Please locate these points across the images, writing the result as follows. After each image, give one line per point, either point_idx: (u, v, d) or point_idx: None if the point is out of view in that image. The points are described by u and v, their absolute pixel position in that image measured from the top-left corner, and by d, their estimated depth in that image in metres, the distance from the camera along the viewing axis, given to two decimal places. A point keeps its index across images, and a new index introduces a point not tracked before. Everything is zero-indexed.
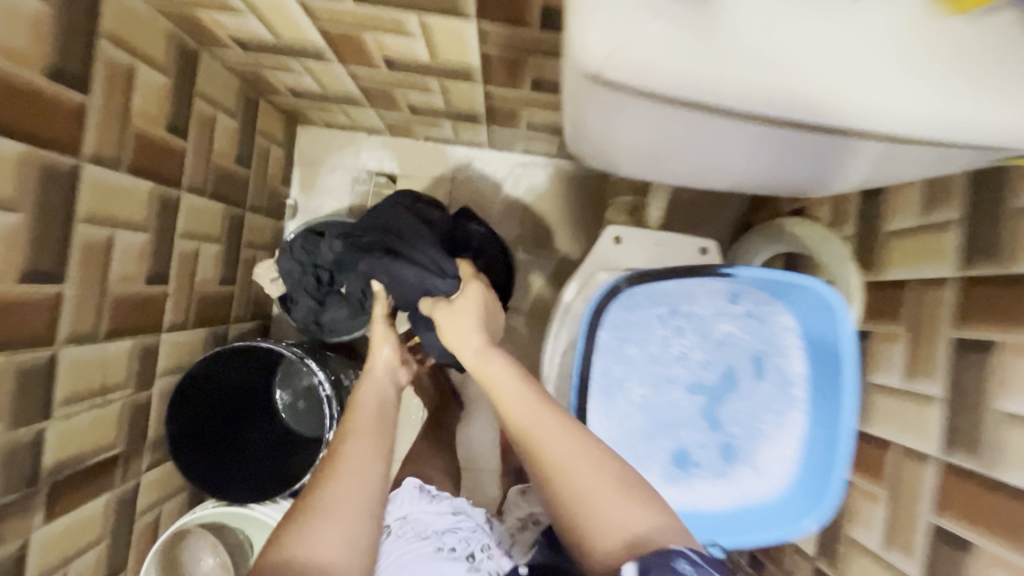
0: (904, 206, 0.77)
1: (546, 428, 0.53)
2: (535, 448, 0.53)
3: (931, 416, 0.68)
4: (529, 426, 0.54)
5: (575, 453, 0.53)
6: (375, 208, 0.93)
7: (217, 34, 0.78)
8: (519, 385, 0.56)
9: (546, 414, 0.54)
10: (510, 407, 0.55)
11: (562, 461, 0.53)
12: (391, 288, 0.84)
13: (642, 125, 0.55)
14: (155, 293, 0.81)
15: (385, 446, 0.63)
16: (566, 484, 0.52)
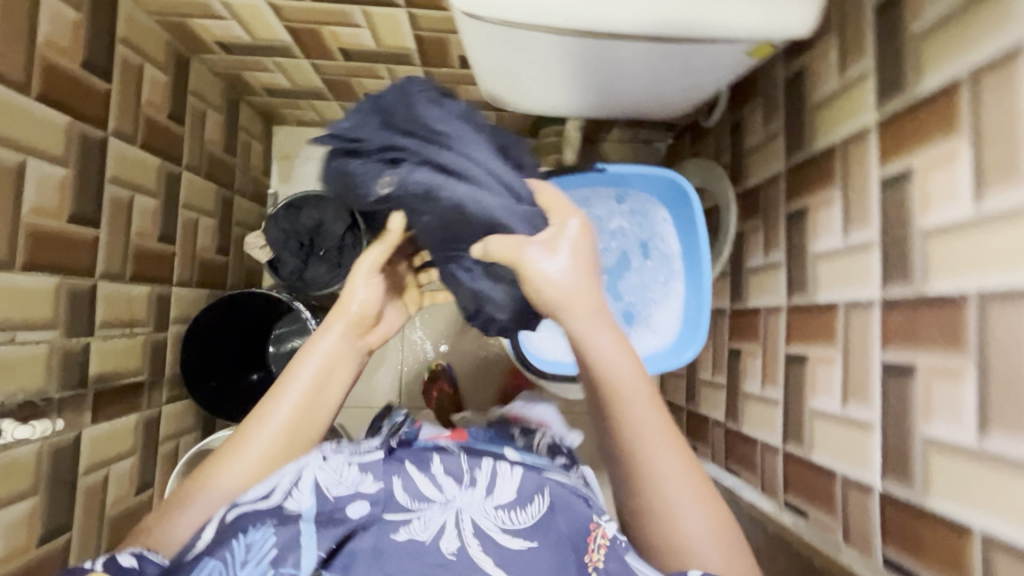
0: (753, 128, 1.00)
1: (656, 444, 0.59)
2: (642, 461, 0.59)
3: (779, 275, 0.89)
4: (641, 440, 0.59)
5: (672, 478, 0.59)
6: (377, 104, 0.62)
7: (205, 39, 0.98)
8: (642, 400, 0.59)
9: (662, 434, 0.59)
10: (633, 430, 0.59)
11: (666, 490, 0.58)
12: (445, 218, 0.61)
13: (531, 64, 0.72)
14: (165, 250, 0.99)
15: (324, 396, 0.67)
16: (659, 502, 0.58)
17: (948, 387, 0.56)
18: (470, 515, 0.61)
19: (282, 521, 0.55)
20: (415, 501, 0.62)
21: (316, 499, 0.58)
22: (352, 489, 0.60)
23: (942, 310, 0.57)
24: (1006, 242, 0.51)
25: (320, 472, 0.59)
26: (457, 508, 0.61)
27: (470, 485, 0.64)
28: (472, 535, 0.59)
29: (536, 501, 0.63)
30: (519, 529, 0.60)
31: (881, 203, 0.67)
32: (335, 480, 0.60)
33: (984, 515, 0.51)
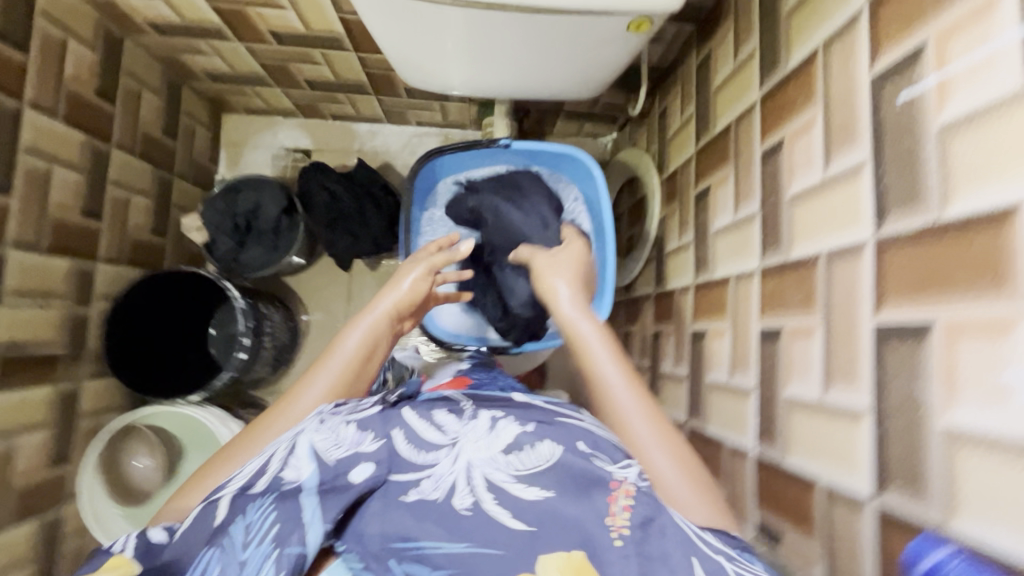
0: (674, 115, 1.02)
1: (622, 383, 0.61)
2: (606, 397, 0.61)
3: (688, 255, 0.91)
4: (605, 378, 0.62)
5: (636, 412, 0.59)
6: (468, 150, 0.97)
7: (135, 18, 1.00)
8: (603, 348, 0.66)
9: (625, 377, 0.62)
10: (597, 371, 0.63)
11: (634, 423, 0.58)
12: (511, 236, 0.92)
13: (430, 34, 0.73)
14: (89, 225, 1.00)
15: (374, 360, 0.70)
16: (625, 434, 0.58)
17: (803, 346, 0.57)
18: (480, 467, 0.50)
19: (279, 493, 0.46)
20: (420, 454, 0.51)
21: (316, 466, 0.48)
22: (352, 449, 0.50)
23: (800, 272, 0.59)
24: (845, 200, 0.52)
25: (317, 436, 0.50)
26: (465, 459, 0.51)
27: (471, 424, 0.54)
28: (484, 489, 0.48)
29: (549, 444, 0.52)
30: (531, 476, 0.50)
31: (761, 175, 0.69)
32: (334, 442, 0.50)
33: (824, 467, 0.52)
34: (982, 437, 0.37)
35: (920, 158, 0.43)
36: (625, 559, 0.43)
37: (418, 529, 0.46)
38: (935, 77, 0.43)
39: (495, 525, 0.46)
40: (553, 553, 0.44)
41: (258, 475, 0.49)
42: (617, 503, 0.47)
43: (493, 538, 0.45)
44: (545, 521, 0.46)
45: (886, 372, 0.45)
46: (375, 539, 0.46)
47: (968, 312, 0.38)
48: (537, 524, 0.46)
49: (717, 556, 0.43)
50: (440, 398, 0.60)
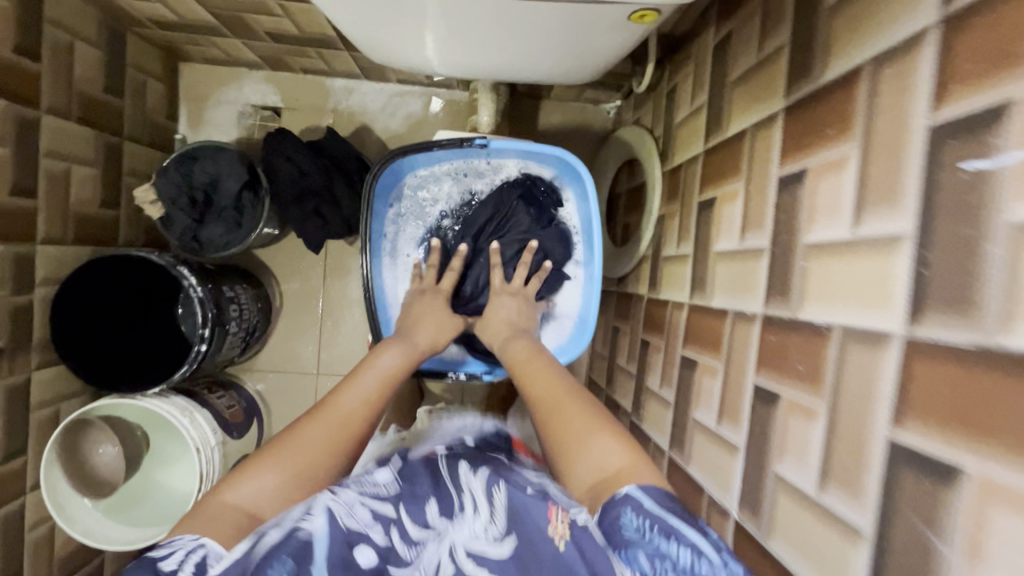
0: (682, 99, 0.89)
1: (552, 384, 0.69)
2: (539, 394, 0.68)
3: (684, 269, 0.81)
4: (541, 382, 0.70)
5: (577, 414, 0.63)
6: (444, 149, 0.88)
7: None
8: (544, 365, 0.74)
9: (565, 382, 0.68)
10: (533, 378, 0.71)
11: (566, 410, 0.64)
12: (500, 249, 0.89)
13: (386, 7, 0.58)
14: (23, 205, 0.90)
15: (355, 421, 0.65)
16: (553, 412, 0.64)
17: (801, 425, 0.50)
18: (464, 542, 0.51)
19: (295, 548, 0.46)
20: (411, 547, 0.51)
21: (329, 523, 0.49)
22: (363, 527, 0.51)
23: (808, 339, 0.50)
24: (873, 274, 0.43)
25: (332, 502, 0.52)
26: (450, 539, 0.51)
27: (461, 514, 0.54)
28: (465, 557, 0.49)
29: (500, 492, 0.55)
30: (506, 530, 0.51)
31: (774, 205, 0.58)
32: (347, 511, 0.52)
33: (809, 570, 0.47)
34: None
35: (981, 258, 0.34)
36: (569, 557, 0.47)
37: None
38: (1020, 153, 0.32)
39: None
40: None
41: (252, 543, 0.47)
42: (557, 516, 0.51)
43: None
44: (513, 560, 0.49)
45: (895, 502, 0.39)
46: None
47: (1009, 475, 0.31)
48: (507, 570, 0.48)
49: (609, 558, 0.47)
50: (429, 469, 0.62)
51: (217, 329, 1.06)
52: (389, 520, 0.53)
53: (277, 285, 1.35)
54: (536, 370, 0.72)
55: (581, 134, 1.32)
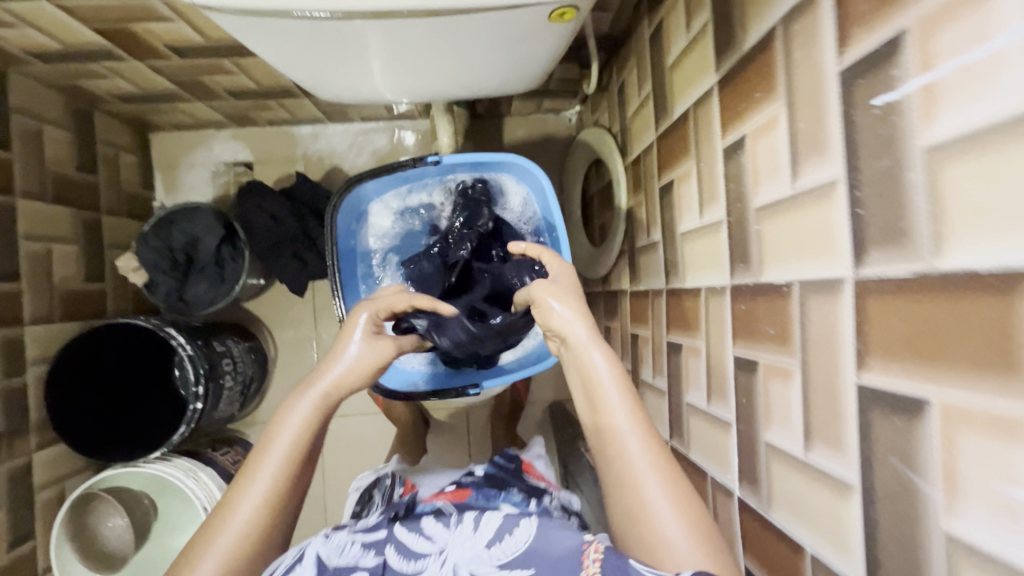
0: (632, 93, 0.91)
1: (636, 448, 0.47)
2: (623, 472, 0.47)
3: (657, 256, 0.82)
4: (624, 448, 0.47)
5: (668, 512, 0.44)
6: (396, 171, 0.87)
7: (11, 50, 0.89)
8: (622, 409, 0.49)
9: (645, 445, 0.47)
10: (616, 440, 0.48)
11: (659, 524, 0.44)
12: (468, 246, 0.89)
13: (311, 44, 0.60)
14: (8, 289, 0.92)
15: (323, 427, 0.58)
16: (640, 514, 0.45)
17: (781, 388, 0.49)
18: (467, 564, 0.47)
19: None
20: (410, 561, 0.49)
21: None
22: (351, 563, 0.49)
23: (772, 301, 0.50)
24: (816, 224, 0.43)
25: (322, 547, 0.50)
26: (451, 561, 0.47)
27: (458, 524, 0.51)
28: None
29: (524, 524, 0.48)
30: (514, 562, 0.46)
31: (723, 176, 0.58)
32: (336, 553, 0.50)
33: (812, 535, 0.45)
34: (994, 560, 0.29)
35: (905, 187, 0.34)
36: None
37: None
38: (918, 81, 0.33)
39: None
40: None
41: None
42: (588, 558, 0.43)
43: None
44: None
45: (874, 449, 0.37)
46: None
47: (975, 398, 0.29)
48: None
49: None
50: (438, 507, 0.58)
51: (212, 384, 1.06)
52: (381, 542, 0.51)
53: (271, 336, 1.36)
54: (606, 403, 0.49)
55: (548, 144, 1.34)
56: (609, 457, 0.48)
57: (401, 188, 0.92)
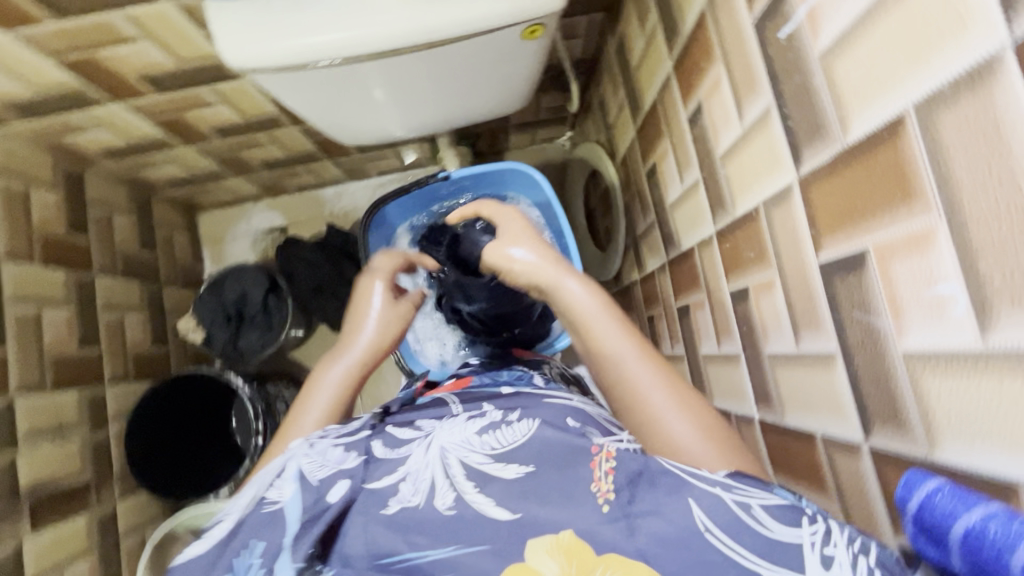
0: (611, 102, 1.02)
1: (631, 360, 0.54)
2: (626, 383, 0.53)
3: (655, 237, 0.90)
4: (621, 362, 0.54)
5: (671, 406, 0.51)
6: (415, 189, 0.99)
7: (87, 152, 1.07)
8: (616, 332, 0.56)
9: (644, 362, 0.53)
10: (614, 358, 0.54)
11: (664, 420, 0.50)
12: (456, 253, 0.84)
13: (332, 91, 0.73)
14: (90, 353, 1.05)
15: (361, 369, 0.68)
16: (644, 414, 0.51)
17: (769, 300, 0.55)
18: (455, 450, 0.47)
19: (259, 521, 0.44)
20: (393, 451, 0.49)
21: (300, 486, 0.46)
22: (335, 468, 0.47)
23: (747, 228, 0.57)
24: (764, 148, 0.51)
25: (304, 459, 0.49)
26: (438, 445, 0.48)
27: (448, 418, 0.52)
28: (464, 479, 0.44)
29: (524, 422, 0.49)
30: (509, 455, 0.46)
31: (692, 140, 0.68)
32: (319, 464, 0.48)
33: (818, 419, 0.49)
34: (939, 357, 0.34)
35: (813, 89, 0.42)
36: (615, 523, 0.38)
37: (405, 540, 0.41)
38: (805, 7, 0.42)
39: (477, 513, 0.41)
40: (541, 535, 0.39)
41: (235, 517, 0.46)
42: (600, 468, 0.42)
43: (478, 531, 0.40)
44: (527, 498, 0.41)
45: (842, 311, 0.43)
46: (359, 550, 0.42)
47: (893, 231, 0.36)
48: (523, 509, 0.41)
49: (713, 489, 0.38)
50: (431, 403, 0.62)
51: (270, 423, 1.15)
52: (365, 442, 0.51)
53: None
54: (600, 330, 0.56)
55: (548, 169, 1.47)
56: (610, 373, 0.54)
57: (423, 208, 1.03)
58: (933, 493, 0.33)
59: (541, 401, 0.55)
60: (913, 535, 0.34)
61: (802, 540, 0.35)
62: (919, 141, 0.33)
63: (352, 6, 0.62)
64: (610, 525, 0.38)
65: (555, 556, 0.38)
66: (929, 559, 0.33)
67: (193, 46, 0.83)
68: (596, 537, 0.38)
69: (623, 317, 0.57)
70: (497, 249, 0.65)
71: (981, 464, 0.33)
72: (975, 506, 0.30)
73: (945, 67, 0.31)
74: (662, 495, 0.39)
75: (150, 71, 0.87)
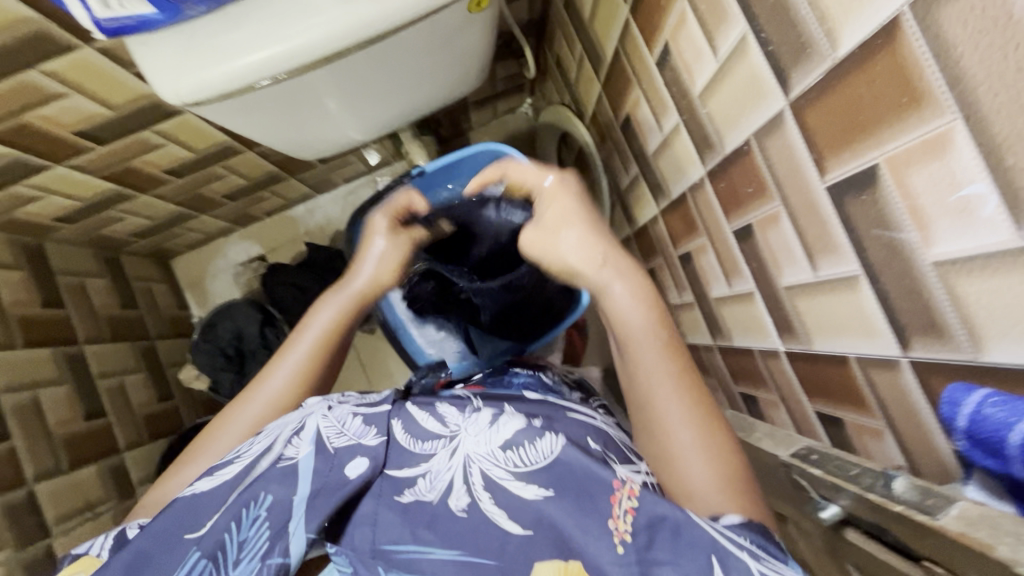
0: (568, 59, 0.99)
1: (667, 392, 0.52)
2: (655, 416, 0.52)
3: (642, 190, 0.88)
4: (656, 388, 0.52)
5: (694, 447, 0.49)
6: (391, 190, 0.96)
7: (42, 222, 1.01)
8: (659, 359, 0.53)
9: (678, 392, 0.52)
10: (649, 386, 0.53)
11: (689, 463, 0.49)
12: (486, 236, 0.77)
13: (284, 109, 0.70)
14: (99, 424, 1.03)
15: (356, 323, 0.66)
16: (665, 449, 0.50)
17: (777, 232, 0.54)
18: (479, 461, 0.45)
19: (274, 477, 0.44)
20: (416, 442, 0.48)
21: (316, 451, 0.46)
22: (354, 441, 0.47)
23: (741, 164, 0.56)
24: (745, 78, 0.49)
25: (323, 421, 0.48)
26: (463, 452, 0.46)
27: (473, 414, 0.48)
28: (482, 487, 0.44)
29: (549, 438, 0.45)
30: (534, 472, 0.44)
31: (664, 84, 0.65)
32: (338, 429, 0.48)
33: (850, 342, 0.49)
34: (973, 259, 0.33)
35: (792, 7, 0.40)
36: (626, 566, 0.38)
37: (411, 534, 0.43)
38: None
39: (489, 526, 0.42)
40: (548, 559, 0.40)
41: (250, 463, 0.47)
42: (620, 506, 0.40)
43: (485, 545, 0.41)
44: (540, 523, 0.42)
45: (858, 230, 0.42)
46: (365, 540, 0.43)
47: (904, 140, 0.35)
48: (534, 527, 0.41)
49: (740, 556, 0.37)
50: (452, 394, 0.57)
51: None
52: (387, 418, 0.50)
53: None
54: (642, 353, 0.54)
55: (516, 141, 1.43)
56: (643, 404, 0.53)
57: None
58: (981, 406, 0.33)
59: (563, 414, 0.54)
60: (968, 448, 0.35)
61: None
62: (920, 40, 0.31)
63: (286, 14, 0.58)
64: (620, 563, 0.38)
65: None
66: (983, 464, 0.35)
67: (125, 89, 0.77)
68: (599, 564, 0.39)
69: (667, 340, 0.54)
70: (541, 243, 0.59)
71: None
72: None
73: None
74: (682, 551, 0.37)
75: (86, 124, 0.81)
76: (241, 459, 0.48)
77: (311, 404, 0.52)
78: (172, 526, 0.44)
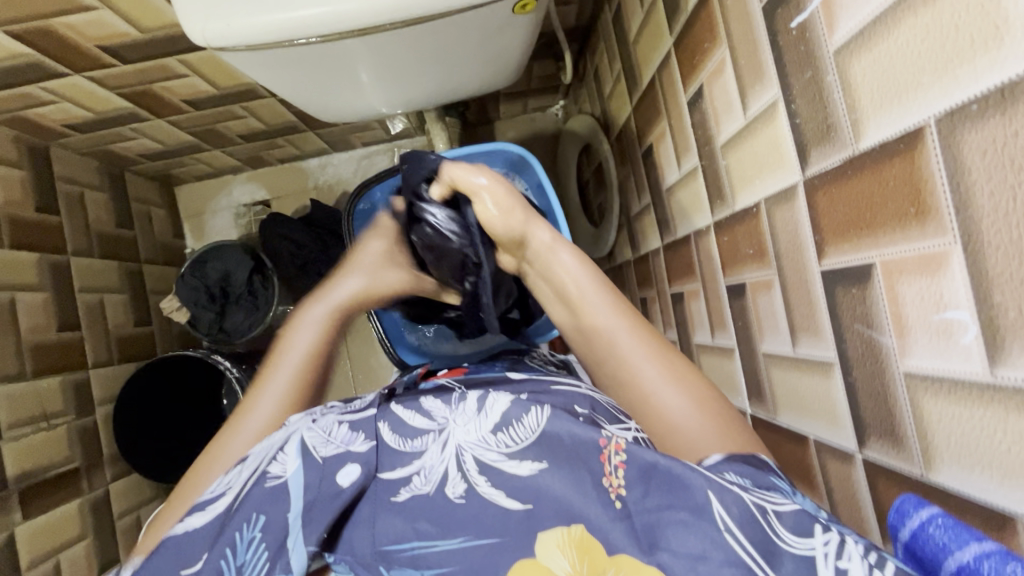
0: (605, 73, 0.98)
1: (626, 338, 0.54)
2: (622, 366, 0.52)
3: (649, 220, 0.88)
4: (615, 341, 0.54)
5: (663, 384, 0.49)
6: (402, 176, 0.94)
7: (52, 126, 1.00)
8: (611, 313, 0.56)
9: (643, 344, 0.52)
10: (609, 341, 0.54)
11: (661, 402, 0.48)
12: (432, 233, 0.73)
13: (309, 70, 0.69)
14: (71, 337, 1.03)
15: (333, 340, 0.63)
16: (636, 392, 0.50)
17: (767, 299, 0.54)
18: (471, 448, 0.43)
19: (262, 497, 0.42)
20: (406, 442, 0.46)
21: (304, 462, 0.44)
22: (342, 448, 0.45)
23: (747, 224, 0.55)
24: (768, 143, 0.49)
25: (308, 432, 0.47)
26: (454, 443, 0.44)
27: (461, 405, 0.48)
28: (477, 472, 0.42)
29: (534, 412, 0.44)
30: (525, 450, 0.42)
31: (691, 126, 0.65)
32: (324, 438, 0.46)
33: (812, 424, 0.49)
34: (941, 380, 0.33)
35: (825, 89, 0.39)
36: (625, 522, 0.36)
37: (412, 529, 0.39)
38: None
39: (490, 508, 0.39)
40: (549, 528, 0.37)
41: (237, 492, 0.45)
42: (610, 462, 0.39)
43: (489, 524, 0.38)
44: (541, 496, 0.39)
45: (843, 321, 0.42)
46: (366, 543, 0.40)
47: (903, 249, 0.34)
48: (534, 499, 0.39)
49: (733, 488, 0.35)
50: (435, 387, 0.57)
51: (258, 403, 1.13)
52: (373, 422, 0.48)
53: None
54: (596, 312, 0.57)
55: (539, 140, 1.42)
56: (606, 351, 0.54)
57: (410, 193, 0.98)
58: (926, 524, 0.32)
59: (547, 387, 0.55)
60: (903, 558, 0.34)
61: (814, 552, 0.31)
62: (938, 156, 0.31)
63: None
64: (622, 522, 0.36)
65: (566, 553, 0.36)
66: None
67: (155, 14, 0.76)
68: (608, 536, 0.36)
69: (613, 293, 0.58)
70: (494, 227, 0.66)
71: (979, 492, 0.32)
72: (969, 544, 0.30)
73: (972, 80, 0.28)
74: (671, 496, 0.36)
75: (111, 41, 0.80)
76: (231, 489, 0.45)
77: (294, 422, 0.50)
78: (172, 562, 0.42)
